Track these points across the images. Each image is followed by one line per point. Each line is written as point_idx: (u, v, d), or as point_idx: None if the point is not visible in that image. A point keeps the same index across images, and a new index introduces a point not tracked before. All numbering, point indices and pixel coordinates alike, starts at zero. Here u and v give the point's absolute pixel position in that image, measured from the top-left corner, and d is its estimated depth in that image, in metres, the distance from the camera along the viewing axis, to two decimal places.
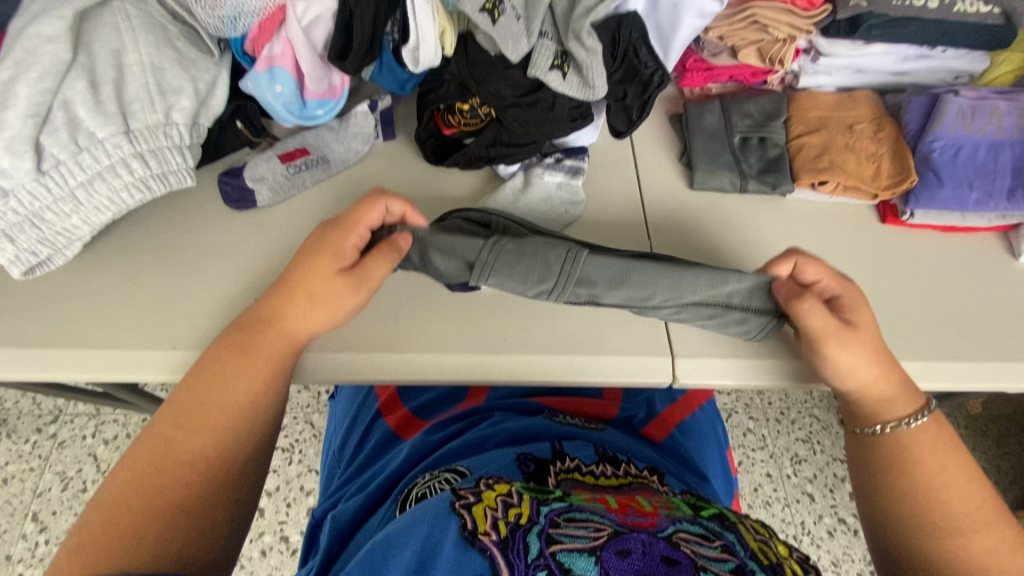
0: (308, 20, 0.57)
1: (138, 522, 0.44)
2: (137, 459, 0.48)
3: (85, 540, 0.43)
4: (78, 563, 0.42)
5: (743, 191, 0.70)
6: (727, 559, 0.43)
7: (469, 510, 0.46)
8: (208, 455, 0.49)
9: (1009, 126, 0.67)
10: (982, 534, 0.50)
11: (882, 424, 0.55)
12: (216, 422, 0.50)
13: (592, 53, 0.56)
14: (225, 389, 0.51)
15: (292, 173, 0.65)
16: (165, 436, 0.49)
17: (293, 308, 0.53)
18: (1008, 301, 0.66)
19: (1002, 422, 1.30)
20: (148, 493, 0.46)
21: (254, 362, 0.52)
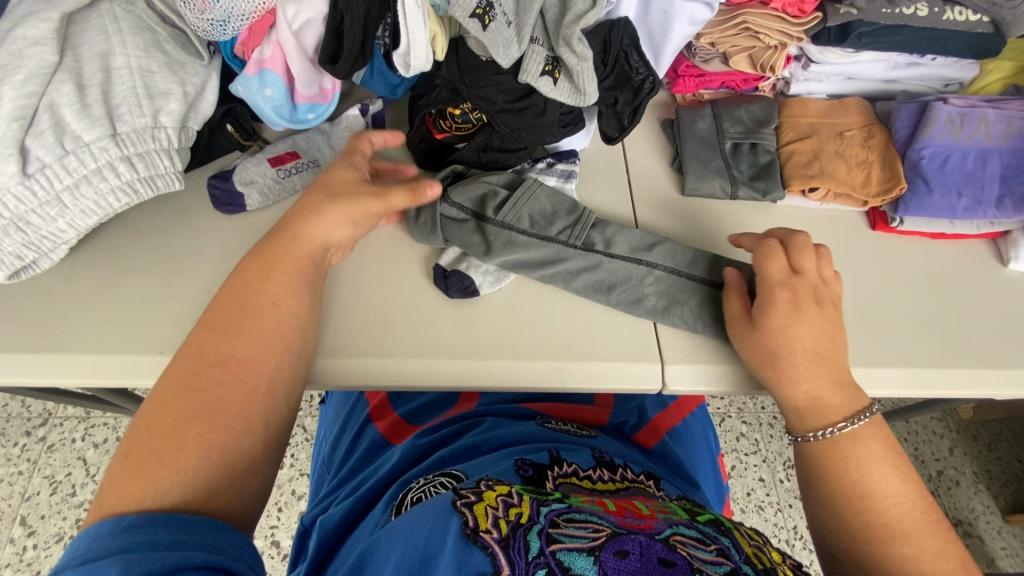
0: (298, 25, 0.56)
1: (179, 423, 0.44)
2: (175, 366, 0.47)
3: (134, 442, 0.43)
4: (130, 463, 0.42)
5: (734, 198, 0.70)
6: (722, 562, 0.43)
7: (470, 508, 0.46)
8: (240, 357, 0.48)
9: (997, 134, 0.68)
10: (904, 544, 0.48)
11: (811, 432, 0.54)
12: (255, 326, 0.50)
13: (583, 59, 0.56)
14: (259, 297, 0.51)
15: (282, 177, 0.64)
16: (201, 342, 0.48)
17: (309, 222, 0.55)
18: (997, 308, 0.66)
19: (993, 426, 1.31)
20: (187, 399, 0.45)
21: (283, 272, 0.53)
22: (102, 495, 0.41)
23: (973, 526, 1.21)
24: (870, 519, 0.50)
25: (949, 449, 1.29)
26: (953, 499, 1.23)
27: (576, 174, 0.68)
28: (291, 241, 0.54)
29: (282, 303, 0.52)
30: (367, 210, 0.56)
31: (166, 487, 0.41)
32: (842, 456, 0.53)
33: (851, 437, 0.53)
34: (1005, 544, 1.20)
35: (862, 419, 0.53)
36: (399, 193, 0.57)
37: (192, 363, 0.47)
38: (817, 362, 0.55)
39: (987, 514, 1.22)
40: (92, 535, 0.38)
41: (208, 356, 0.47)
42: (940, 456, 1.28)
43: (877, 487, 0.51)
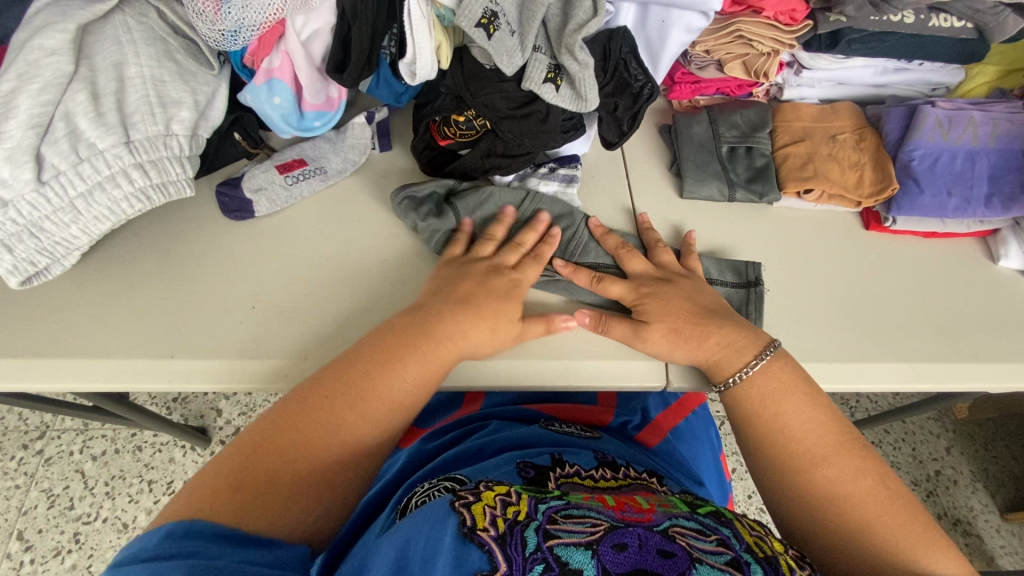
0: (307, 34, 0.59)
1: (298, 478, 0.46)
2: (298, 419, 0.48)
3: (250, 482, 0.44)
4: (246, 502, 0.43)
5: (731, 200, 0.72)
6: (722, 552, 0.44)
7: (468, 508, 0.47)
8: (366, 439, 0.50)
9: (984, 135, 0.70)
10: (823, 468, 0.52)
11: (723, 381, 0.58)
12: (385, 414, 0.51)
13: (584, 67, 0.58)
14: (388, 394, 0.51)
15: (290, 183, 0.65)
16: (325, 407, 0.49)
17: (444, 356, 0.54)
18: (988, 304, 0.68)
19: (989, 426, 1.33)
20: (311, 457, 0.47)
21: (426, 366, 0.53)
22: (189, 504, 0.42)
23: (972, 525, 1.22)
24: (789, 453, 0.53)
25: (946, 448, 1.30)
26: (952, 498, 1.25)
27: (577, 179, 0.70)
28: (417, 360, 0.53)
29: (405, 407, 0.53)
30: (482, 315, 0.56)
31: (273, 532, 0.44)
32: (757, 395, 0.56)
33: (759, 373, 0.56)
34: (1004, 542, 1.21)
35: (767, 356, 0.56)
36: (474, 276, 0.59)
37: (319, 426, 0.48)
38: (708, 317, 0.59)
39: (986, 513, 1.24)
40: (161, 535, 0.39)
41: (336, 421, 0.49)
42: (937, 456, 1.29)
43: (791, 421, 0.54)
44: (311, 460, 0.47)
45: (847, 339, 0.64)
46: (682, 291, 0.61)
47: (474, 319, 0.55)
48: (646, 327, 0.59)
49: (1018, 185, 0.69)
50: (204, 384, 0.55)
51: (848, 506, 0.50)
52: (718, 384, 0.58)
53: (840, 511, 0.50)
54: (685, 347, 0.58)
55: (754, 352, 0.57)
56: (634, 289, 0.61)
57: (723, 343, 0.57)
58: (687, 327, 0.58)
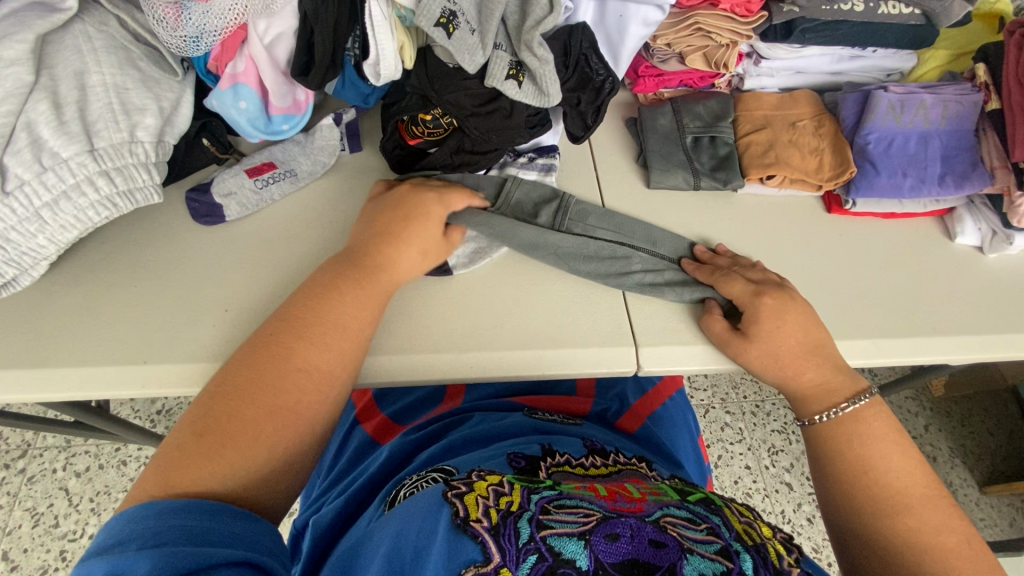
0: (269, 39, 0.59)
1: (257, 416, 0.47)
2: (252, 359, 0.50)
3: (210, 423, 0.45)
4: (205, 442, 0.44)
5: (697, 188, 0.74)
6: (712, 541, 0.45)
7: (461, 499, 0.48)
8: (315, 363, 0.51)
9: (936, 117, 0.72)
10: (909, 515, 0.50)
11: (811, 416, 0.59)
12: (336, 338, 0.53)
13: (544, 62, 0.59)
14: (337, 318, 0.53)
15: (260, 186, 0.66)
16: (273, 342, 0.51)
17: (387, 281, 0.58)
18: (947, 281, 0.71)
19: (964, 403, 1.36)
20: (266, 388, 0.48)
21: (368, 293, 0.56)
22: (162, 463, 0.43)
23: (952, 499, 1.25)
24: (873, 492, 0.52)
25: (925, 426, 1.33)
26: None
27: (556, 168, 0.72)
28: (361, 287, 0.56)
29: (357, 328, 0.54)
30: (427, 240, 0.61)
31: (232, 469, 0.44)
32: (843, 433, 0.56)
33: (851, 416, 0.57)
34: (983, 515, 1.25)
35: (861, 401, 0.57)
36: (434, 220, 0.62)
37: (271, 359, 0.50)
38: (815, 353, 0.59)
39: (965, 487, 1.27)
40: (126, 518, 0.39)
41: (283, 350, 0.51)
42: (916, 433, 1.32)
43: (881, 461, 0.54)
44: (265, 391, 0.48)
45: None
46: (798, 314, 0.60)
47: (409, 248, 0.60)
48: (743, 340, 0.60)
49: (969, 164, 0.71)
50: (178, 388, 0.56)
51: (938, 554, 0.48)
52: (806, 417, 0.60)
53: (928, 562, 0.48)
54: (775, 370, 0.60)
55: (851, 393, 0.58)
56: (748, 290, 0.61)
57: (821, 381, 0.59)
58: (787, 356, 0.59)
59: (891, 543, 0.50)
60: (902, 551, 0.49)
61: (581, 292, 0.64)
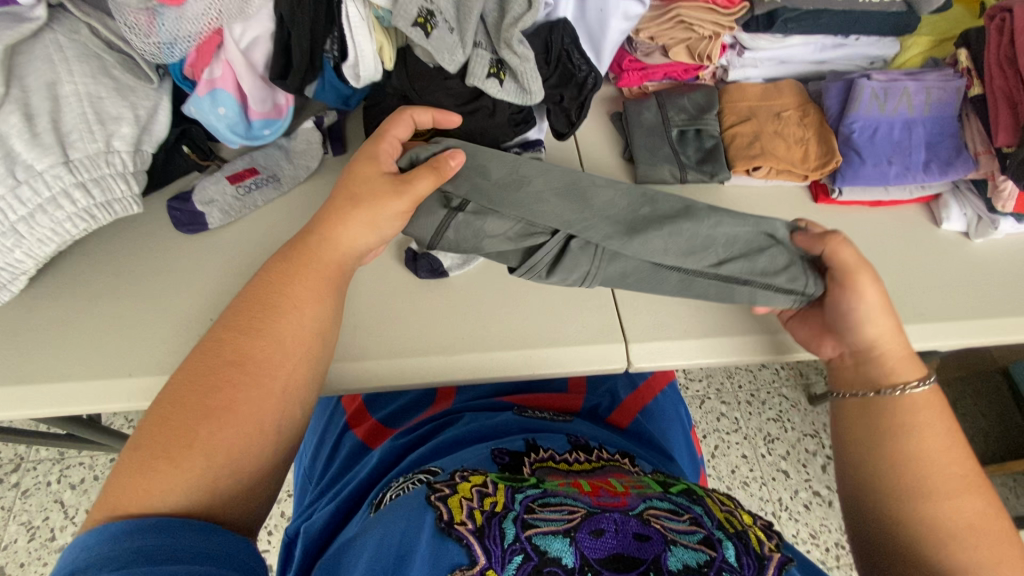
0: (246, 43, 0.58)
1: (195, 420, 0.44)
2: (191, 364, 0.48)
3: (149, 435, 0.44)
4: (142, 455, 0.43)
5: (683, 181, 0.73)
6: (695, 531, 0.46)
7: (445, 501, 0.48)
8: (252, 356, 0.48)
9: (919, 104, 0.72)
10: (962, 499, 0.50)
11: (894, 386, 0.55)
12: (276, 326, 0.50)
13: (525, 59, 0.59)
14: (274, 305, 0.51)
15: (241, 193, 0.65)
16: (210, 342, 0.49)
17: (328, 253, 0.54)
18: (934, 267, 0.71)
19: (957, 385, 1.36)
20: (203, 390, 0.46)
21: (306, 271, 0.53)
22: (110, 484, 0.42)
23: None
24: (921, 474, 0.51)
25: None
26: None
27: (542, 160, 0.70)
28: (300, 266, 0.53)
29: (298, 312, 0.51)
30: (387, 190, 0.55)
31: (171, 477, 0.42)
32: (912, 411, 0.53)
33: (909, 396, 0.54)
34: None
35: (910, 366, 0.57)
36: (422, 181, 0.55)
37: (209, 361, 0.48)
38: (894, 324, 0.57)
39: None
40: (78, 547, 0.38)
41: (220, 348, 0.48)
42: None
43: (933, 440, 0.52)
44: (201, 393, 0.46)
45: None
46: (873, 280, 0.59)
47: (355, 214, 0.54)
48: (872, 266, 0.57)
49: (952, 150, 0.71)
50: None
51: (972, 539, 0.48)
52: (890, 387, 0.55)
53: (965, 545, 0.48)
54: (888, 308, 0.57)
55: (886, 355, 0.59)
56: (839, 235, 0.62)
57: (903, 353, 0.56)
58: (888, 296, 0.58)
59: (934, 526, 0.49)
60: (943, 533, 0.48)
61: (564, 288, 0.64)
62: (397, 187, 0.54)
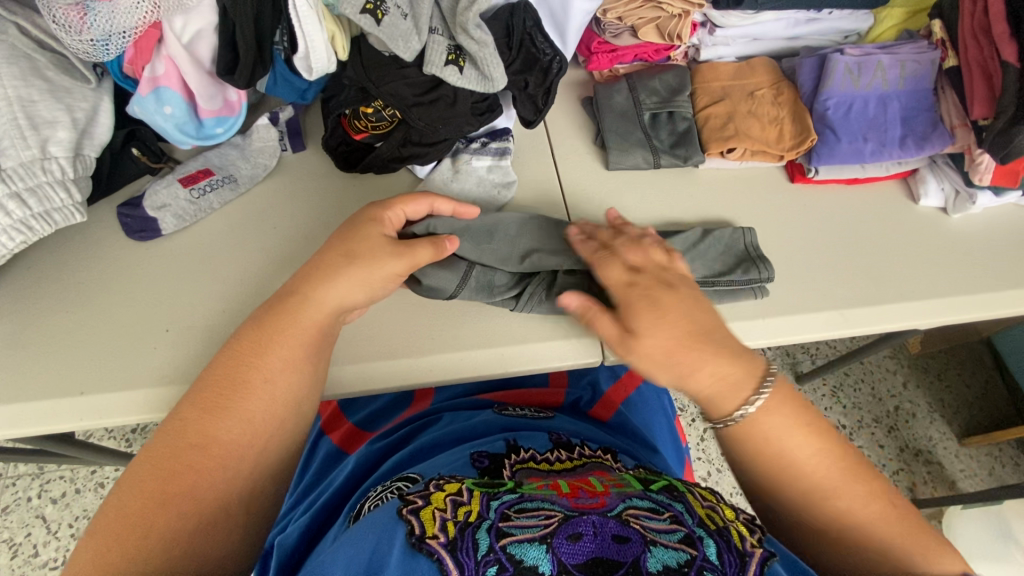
0: (188, 37, 0.55)
1: (153, 505, 0.42)
2: (159, 442, 0.45)
3: (104, 521, 0.41)
4: (97, 544, 0.40)
5: (657, 166, 0.71)
6: (676, 529, 0.44)
7: (417, 514, 0.45)
8: (219, 436, 0.46)
9: (893, 78, 0.71)
10: (854, 488, 0.48)
11: (729, 416, 0.49)
12: (251, 400, 0.48)
13: (483, 45, 0.56)
14: (248, 380, 0.48)
15: (196, 196, 0.62)
16: (180, 419, 0.46)
17: (312, 315, 0.51)
18: (911, 244, 0.70)
19: (941, 357, 1.35)
20: (165, 472, 0.43)
21: (286, 337, 0.50)
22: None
23: (933, 453, 1.26)
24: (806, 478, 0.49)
25: (903, 383, 1.32)
26: (912, 431, 1.28)
27: (510, 151, 0.68)
28: (280, 333, 0.50)
29: (276, 385, 0.49)
30: (389, 270, 0.54)
31: (125, 566, 0.39)
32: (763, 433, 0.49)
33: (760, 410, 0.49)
34: (964, 466, 1.26)
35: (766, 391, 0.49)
36: (422, 250, 0.56)
37: (176, 439, 0.45)
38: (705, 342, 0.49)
39: (944, 440, 1.28)
40: None
41: (188, 425, 0.46)
42: (895, 391, 1.31)
43: (815, 443, 0.48)
44: (164, 476, 0.43)
45: (779, 293, 0.65)
46: (685, 298, 0.52)
47: (346, 279, 0.52)
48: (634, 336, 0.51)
49: (929, 124, 0.70)
50: (120, 417, 0.53)
51: (863, 534, 0.47)
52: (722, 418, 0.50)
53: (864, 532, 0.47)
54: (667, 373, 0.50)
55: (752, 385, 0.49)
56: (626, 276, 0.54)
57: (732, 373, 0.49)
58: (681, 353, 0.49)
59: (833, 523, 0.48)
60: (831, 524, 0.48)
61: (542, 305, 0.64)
62: (397, 251, 0.55)
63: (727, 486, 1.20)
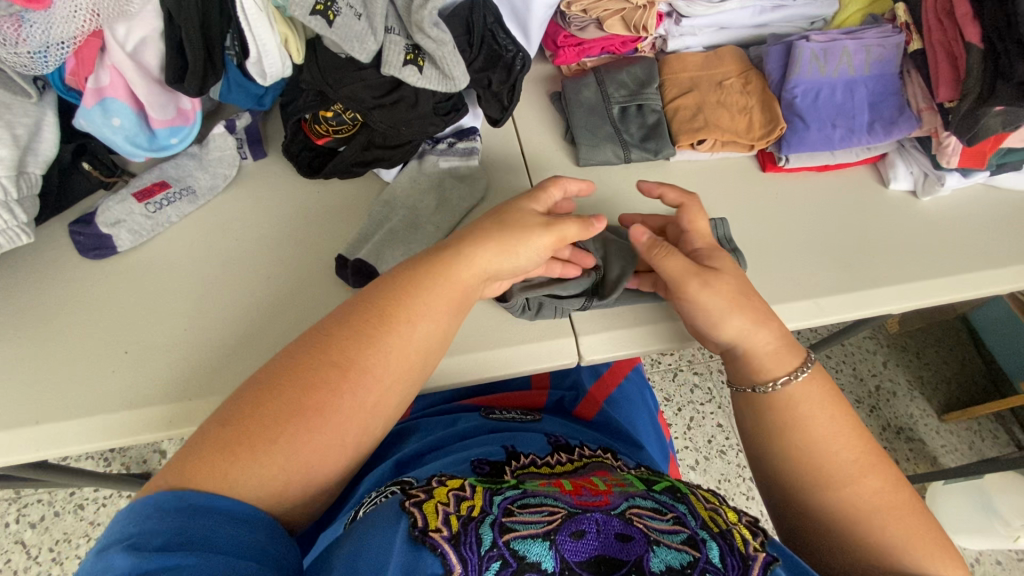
0: (132, 45, 0.53)
1: (284, 417, 0.42)
2: (303, 352, 0.45)
3: (238, 413, 0.42)
4: (230, 432, 0.41)
5: (628, 161, 0.71)
6: (678, 531, 0.44)
7: (420, 508, 0.43)
8: (360, 373, 0.45)
9: (860, 64, 0.70)
10: (866, 485, 0.49)
11: (772, 381, 0.54)
12: (392, 342, 0.47)
13: (442, 43, 0.54)
14: (397, 323, 0.48)
15: (152, 211, 0.60)
16: (328, 338, 0.46)
17: (461, 275, 0.50)
18: (883, 228, 0.70)
19: (919, 336, 1.37)
20: (304, 386, 0.44)
21: (437, 292, 0.49)
22: (186, 448, 0.41)
23: (913, 430, 1.28)
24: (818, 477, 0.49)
25: (883, 363, 1.34)
26: (893, 409, 1.30)
27: (478, 150, 0.66)
28: (427, 287, 0.49)
29: (417, 340, 0.48)
30: (542, 245, 0.53)
31: (254, 469, 0.40)
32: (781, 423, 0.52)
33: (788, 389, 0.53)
34: (944, 442, 1.28)
35: (801, 372, 0.53)
36: (570, 223, 0.54)
37: (319, 355, 0.45)
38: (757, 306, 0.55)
39: (925, 417, 1.30)
40: (146, 504, 0.37)
41: (329, 345, 0.46)
42: (876, 371, 1.33)
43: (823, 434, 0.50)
44: (303, 387, 0.44)
45: (754, 284, 0.64)
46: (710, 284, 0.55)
47: (502, 241, 0.52)
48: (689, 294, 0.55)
49: (896, 109, 0.70)
50: (81, 445, 0.51)
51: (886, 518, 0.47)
52: (763, 384, 0.54)
53: (883, 523, 0.47)
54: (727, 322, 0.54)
55: (795, 362, 0.54)
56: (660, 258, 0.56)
57: (781, 338, 0.55)
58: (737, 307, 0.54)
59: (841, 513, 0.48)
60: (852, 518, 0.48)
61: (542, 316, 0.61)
62: (546, 223, 0.54)
63: (716, 474, 1.21)
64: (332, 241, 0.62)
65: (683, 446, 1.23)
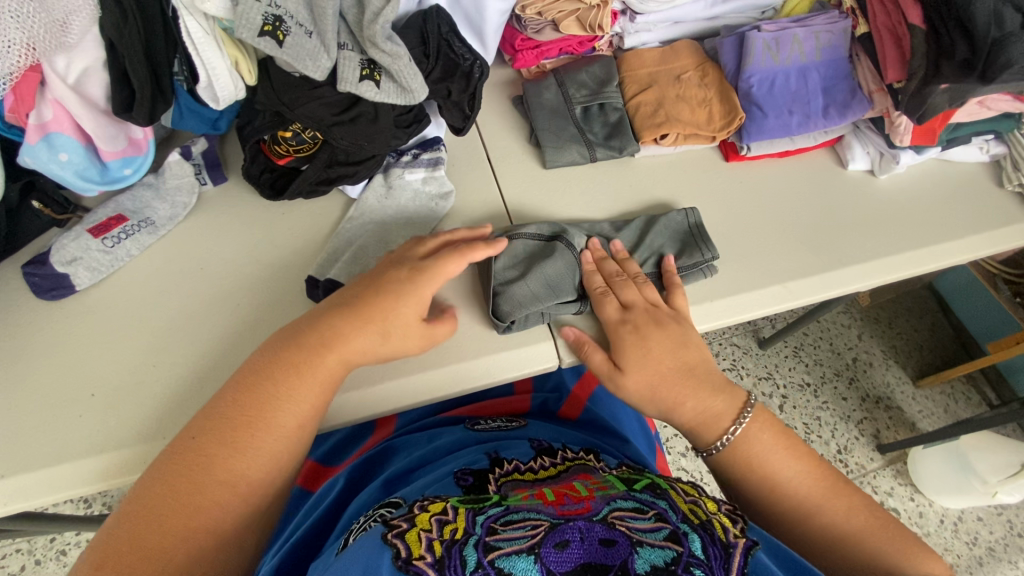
0: (74, 77, 0.51)
1: (162, 537, 0.42)
2: (170, 469, 0.45)
3: (110, 549, 0.42)
4: (103, 572, 0.40)
5: (594, 161, 0.71)
6: (661, 527, 0.43)
7: (403, 538, 0.42)
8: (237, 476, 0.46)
9: (810, 50, 0.72)
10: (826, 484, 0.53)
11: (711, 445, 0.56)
12: (266, 437, 0.48)
13: (397, 57, 0.53)
14: (266, 418, 0.48)
15: (110, 246, 0.58)
16: (196, 445, 0.46)
17: (332, 361, 0.50)
18: (845, 210, 0.72)
19: (890, 306, 1.41)
20: (181, 501, 0.44)
21: (305, 381, 0.49)
22: None
23: (891, 399, 1.32)
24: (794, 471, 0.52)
25: (858, 336, 1.37)
26: (871, 379, 1.33)
27: (443, 159, 0.66)
28: (296, 375, 0.49)
29: (291, 427, 0.49)
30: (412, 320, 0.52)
31: None
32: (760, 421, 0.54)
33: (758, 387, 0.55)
34: (921, 408, 1.32)
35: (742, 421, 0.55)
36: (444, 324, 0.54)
37: (191, 466, 0.45)
38: (688, 377, 0.56)
39: (902, 385, 1.34)
40: None
41: (193, 454, 0.46)
42: (851, 344, 1.36)
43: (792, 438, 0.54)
44: (178, 501, 0.44)
45: (726, 274, 0.65)
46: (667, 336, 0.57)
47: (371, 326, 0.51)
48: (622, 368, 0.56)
49: (848, 93, 0.72)
50: (51, 495, 0.49)
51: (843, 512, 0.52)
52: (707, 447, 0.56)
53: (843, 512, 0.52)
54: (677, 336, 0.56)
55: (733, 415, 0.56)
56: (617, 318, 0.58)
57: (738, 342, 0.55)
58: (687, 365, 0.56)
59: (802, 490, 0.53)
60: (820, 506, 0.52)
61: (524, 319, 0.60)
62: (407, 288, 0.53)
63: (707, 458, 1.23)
64: (301, 263, 0.61)
65: (672, 434, 1.25)
